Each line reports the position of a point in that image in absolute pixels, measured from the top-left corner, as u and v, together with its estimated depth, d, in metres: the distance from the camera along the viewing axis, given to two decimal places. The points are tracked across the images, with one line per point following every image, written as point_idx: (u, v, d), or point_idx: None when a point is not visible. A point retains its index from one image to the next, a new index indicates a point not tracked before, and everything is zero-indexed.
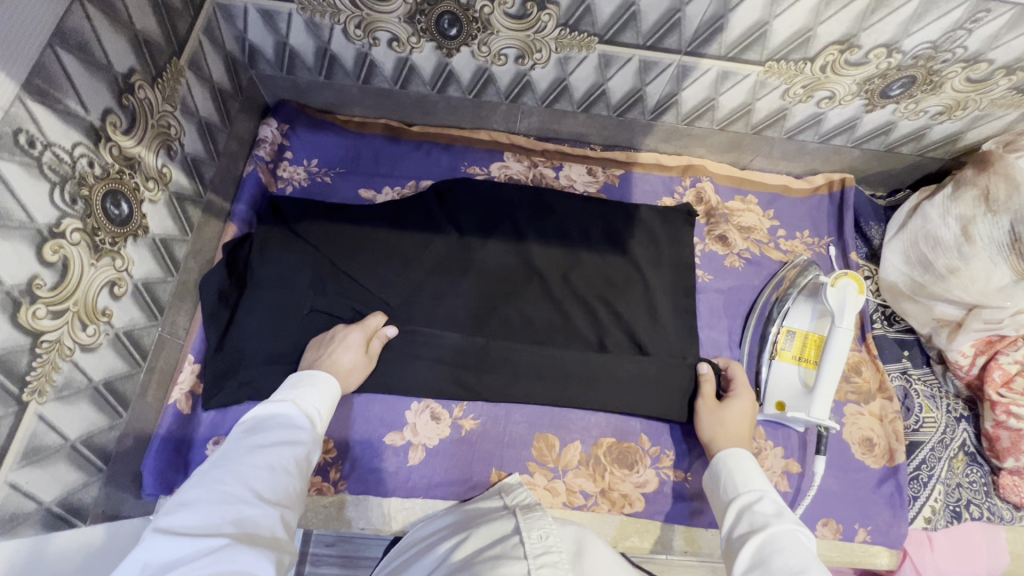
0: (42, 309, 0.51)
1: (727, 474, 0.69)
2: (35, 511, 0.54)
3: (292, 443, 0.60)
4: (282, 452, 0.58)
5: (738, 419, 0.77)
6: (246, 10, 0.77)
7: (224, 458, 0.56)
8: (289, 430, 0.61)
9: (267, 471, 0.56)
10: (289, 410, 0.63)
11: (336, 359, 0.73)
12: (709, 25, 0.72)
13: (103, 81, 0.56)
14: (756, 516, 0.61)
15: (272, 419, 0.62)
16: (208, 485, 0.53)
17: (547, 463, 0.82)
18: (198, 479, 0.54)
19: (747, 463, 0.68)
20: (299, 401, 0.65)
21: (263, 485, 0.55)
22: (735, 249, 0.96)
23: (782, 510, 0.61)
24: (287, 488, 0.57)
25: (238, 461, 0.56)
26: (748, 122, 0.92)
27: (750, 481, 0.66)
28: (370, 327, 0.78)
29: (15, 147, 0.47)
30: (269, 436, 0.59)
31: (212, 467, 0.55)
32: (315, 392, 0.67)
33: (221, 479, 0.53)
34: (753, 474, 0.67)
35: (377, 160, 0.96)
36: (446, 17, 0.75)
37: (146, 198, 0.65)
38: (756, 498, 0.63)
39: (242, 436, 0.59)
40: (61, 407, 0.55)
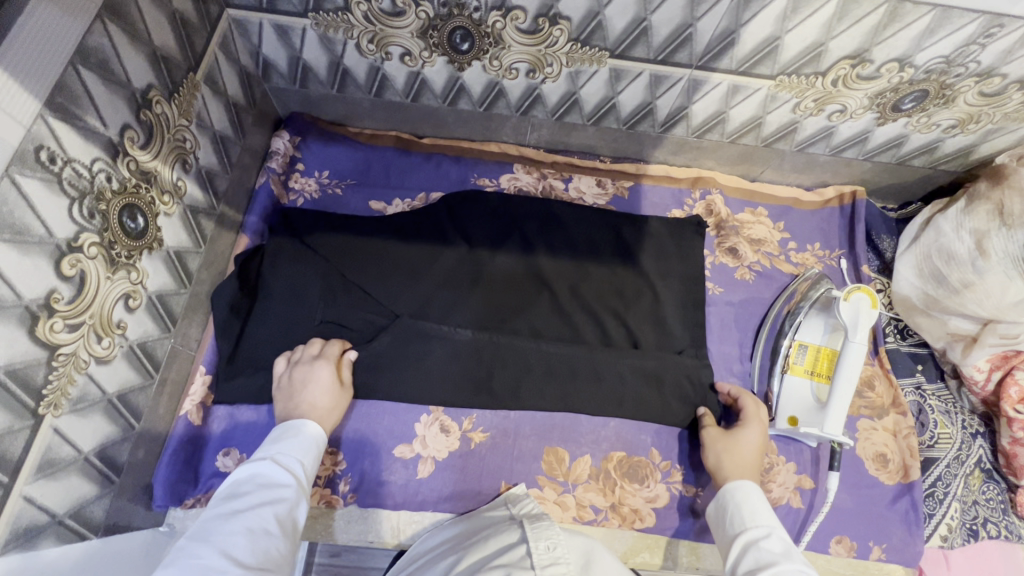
0: (58, 323, 0.51)
1: (733, 505, 0.68)
2: (49, 524, 0.55)
3: (272, 502, 0.59)
4: (262, 514, 0.58)
5: (746, 447, 0.75)
6: (261, 25, 0.78)
7: (203, 529, 0.55)
8: (269, 490, 0.61)
9: (246, 536, 0.55)
10: (269, 466, 0.63)
11: (312, 403, 0.72)
12: (721, 40, 0.73)
13: (122, 97, 0.57)
14: (764, 554, 0.60)
15: (251, 482, 0.62)
16: (185, 560, 0.51)
17: (557, 477, 0.82)
18: (175, 554, 0.52)
19: (757, 497, 0.67)
20: (279, 457, 0.65)
21: (242, 552, 0.53)
22: (746, 261, 0.96)
23: (789, 549, 0.60)
24: (269, 550, 0.55)
25: (217, 531, 0.55)
26: (758, 135, 0.91)
27: (758, 517, 0.65)
28: (332, 358, 0.76)
29: (36, 163, 0.47)
30: (249, 500, 0.59)
31: (190, 540, 0.54)
32: (298, 445, 0.68)
33: (199, 551, 0.52)
34: (763, 509, 0.66)
35: (387, 172, 0.97)
36: (458, 31, 0.75)
37: (161, 212, 0.65)
38: (766, 535, 0.62)
39: (220, 504, 0.58)
40: (76, 420, 0.56)
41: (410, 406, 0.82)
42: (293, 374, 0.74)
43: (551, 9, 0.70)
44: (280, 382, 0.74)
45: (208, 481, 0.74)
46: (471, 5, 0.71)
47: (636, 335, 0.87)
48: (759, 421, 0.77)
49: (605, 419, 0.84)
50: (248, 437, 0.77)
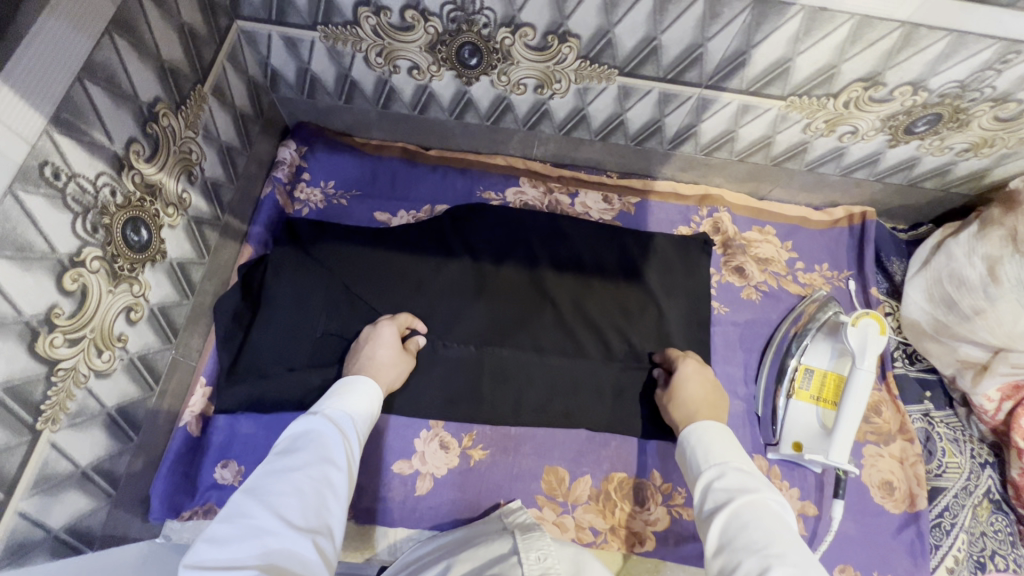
0: (59, 338, 0.51)
1: (689, 450, 0.66)
2: (44, 539, 0.54)
3: (323, 461, 0.56)
4: (312, 473, 0.54)
5: (691, 387, 0.76)
6: (269, 37, 0.77)
7: (258, 484, 0.53)
8: (320, 447, 0.58)
9: (297, 496, 0.52)
10: (321, 424, 0.61)
11: (372, 357, 0.75)
12: (731, 60, 0.72)
13: (129, 110, 0.57)
14: (720, 493, 0.58)
15: (305, 438, 0.59)
16: (238, 519, 0.49)
17: (556, 497, 0.81)
18: (229, 509, 0.50)
19: (708, 434, 0.65)
20: (329, 414, 0.62)
21: (292, 510, 0.50)
22: (752, 281, 0.95)
23: (744, 478, 0.58)
24: (319, 510, 0.52)
25: (271, 487, 0.52)
26: (768, 154, 0.90)
27: (711, 453, 0.63)
28: (401, 324, 0.80)
29: (40, 180, 0.47)
30: (299, 458, 0.56)
31: (247, 495, 0.51)
32: (347, 403, 0.65)
33: (252, 508, 0.49)
34: (717, 442, 0.64)
35: (393, 183, 0.97)
36: (467, 46, 0.75)
37: (165, 224, 0.65)
38: (720, 473, 0.60)
39: (274, 459, 0.56)
40: (74, 434, 0.55)
41: (410, 422, 0.82)
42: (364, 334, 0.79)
43: (560, 27, 0.70)
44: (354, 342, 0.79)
45: (205, 493, 0.74)
46: (480, 21, 0.71)
47: (639, 353, 0.87)
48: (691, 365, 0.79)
49: (606, 439, 0.84)
50: (247, 447, 0.77)
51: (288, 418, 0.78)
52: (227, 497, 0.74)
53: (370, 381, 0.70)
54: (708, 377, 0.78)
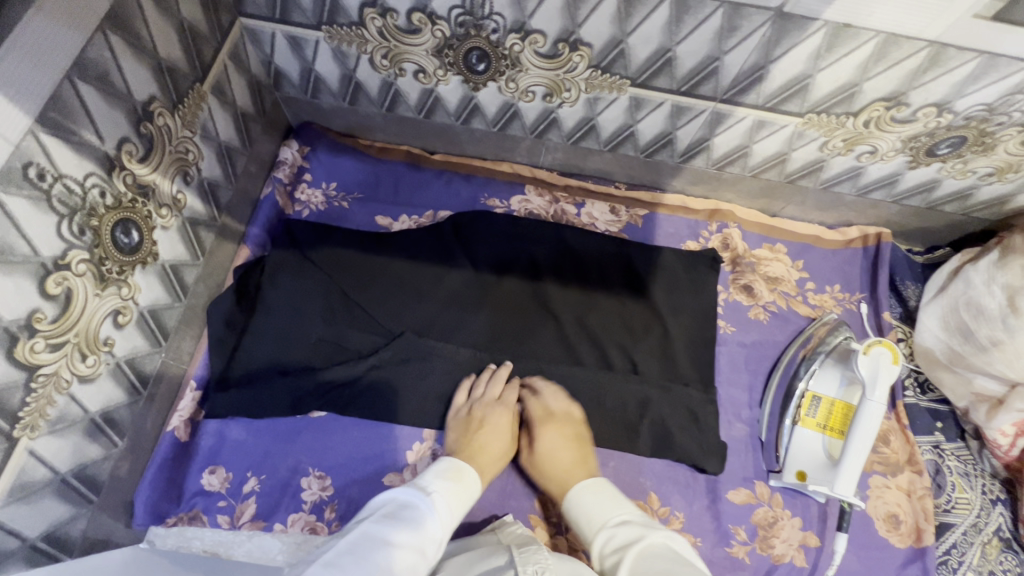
0: (40, 343, 0.50)
1: (575, 520, 0.72)
2: (18, 548, 0.53)
3: (417, 552, 0.59)
4: (403, 556, 0.58)
5: (559, 453, 0.77)
6: (274, 35, 0.76)
7: (358, 549, 0.57)
8: (419, 529, 0.62)
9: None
10: (428, 505, 0.65)
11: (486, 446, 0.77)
12: (748, 75, 0.69)
13: (121, 110, 0.55)
14: (615, 553, 0.65)
15: (409, 514, 0.63)
16: (333, 571, 0.52)
17: (550, 517, 0.79)
18: (330, 560, 0.54)
19: (586, 498, 0.72)
20: (437, 501, 0.66)
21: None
22: (761, 300, 0.92)
23: (629, 533, 0.66)
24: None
25: (369, 556, 0.56)
26: (782, 171, 0.88)
27: (595, 518, 0.70)
28: (511, 408, 0.81)
29: (23, 181, 0.45)
30: (398, 537, 0.59)
31: (346, 553, 0.56)
32: (457, 493, 0.69)
33: (348, 571, 0.53)
34: (597, 505, 0.71)
35: (396, 187, 0.95)
36: (474, 52, 0.73)
37: (158, 225, 0.64)
38: (612, 533, 0.67)
39: (377, 525, 0.60)
40: (54, 441, 0.54)
41: (404, 433, 0.81)
42: (472, 412, 0.80)
43: (571, 35, 0.68)
44: (458, 414, 0.80)
45: (191, 499, 0.73)
46: (489, 26, 0.69)
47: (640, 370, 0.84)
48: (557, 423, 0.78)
49: (604, 458, 0.82)
50: (236, 454, 0.76)
51: (276, 424, 0.78)
52: (213, 504, 0.73)
53: (477, 479, 0.72)
54: (570, 426, 0.79)
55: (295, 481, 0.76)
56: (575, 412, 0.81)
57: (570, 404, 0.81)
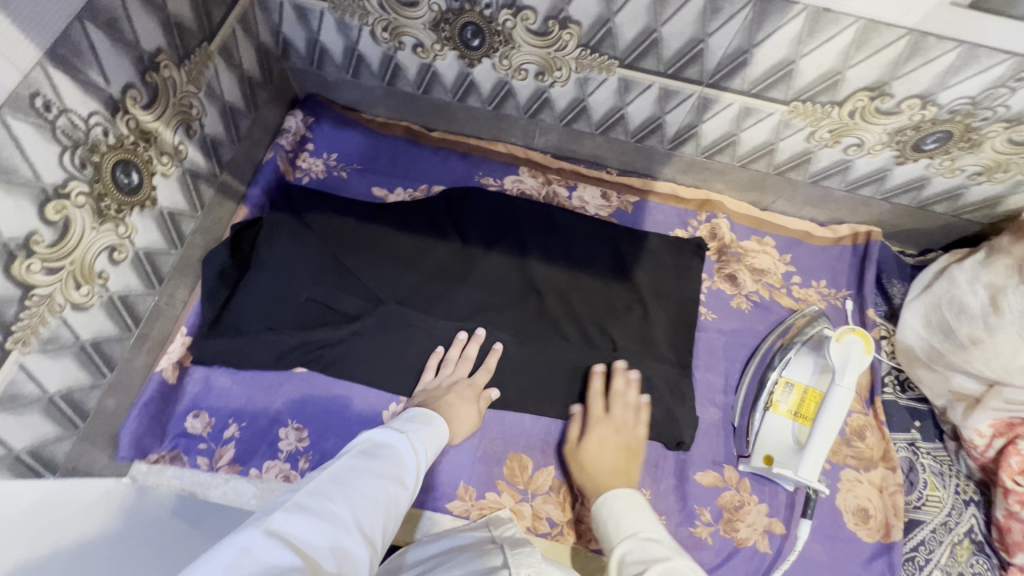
0: (36, 264, 0.53)
1: (607, 521, 0.66)
2: (4, 456, 0.56)
3: (398, 482, 0.58)
4: (389, 485, 0.56)
5: (607, 455, 0.76)
6: (282, 4, 0.80)
7: (342, 475, 0.54)
8: (399, 462, 0.60)
9: (373, 502, 0.53)
10: (405, 443, 0.64)
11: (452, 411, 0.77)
12: (733, 59, 0.71)
13: (128, 57, 0.59)
14: (634, 562, 0.57)
15: (386, 448, 0.62)
16: (320, 498, 0.50)
17: (517, 484, 0.80)
18: (315, 486, 0.51)
19: (620, 504, 0.67)
20: (411, 438, 0.65)
21: (367, 516, 0.52)
22: (744, 290, 0.93)
23: (657, 548, 0.58)
24: (386, 524, 0.54)
25: (354, 482, 0.54)
26: (770, 162, 0.88)
27: (625, 523, 0.64)
28: (478, 386, 0.82)
29: (30, 109, 0.49)
30: (381, 467, 0.58)
31: (330, 481, 0.53)
32: (426, 434, 0.69)
33: (334, 497, 0.51)
34: (630, 515, 0.65)
35: (394, 161, 0.99)
36: (469, 27, 0.76)
37: (158, 171, 0.68)
38: (637, 542, 0.60)
39: (357, 455, 0.58)
40: (45, 360, 0.58)
41: (381, 395, 0.83)
42: (440, 381, 0.81)
43: (560, 12, 0.70)
44: (426, 386, 0.82)
45: (174, 439, 0.77)
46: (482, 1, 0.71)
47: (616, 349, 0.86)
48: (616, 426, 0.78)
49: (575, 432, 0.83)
50: (219, 401, 0.79)
51: (262, 375, 0.81)
52: (194, 446, 0.77)
53: (444, 429, 0.72)
54: (624, 437, 0.78)
55: (273, 431, 0.79)
56: (639, 426, 0.80)
57: (637, 419, 0.80)
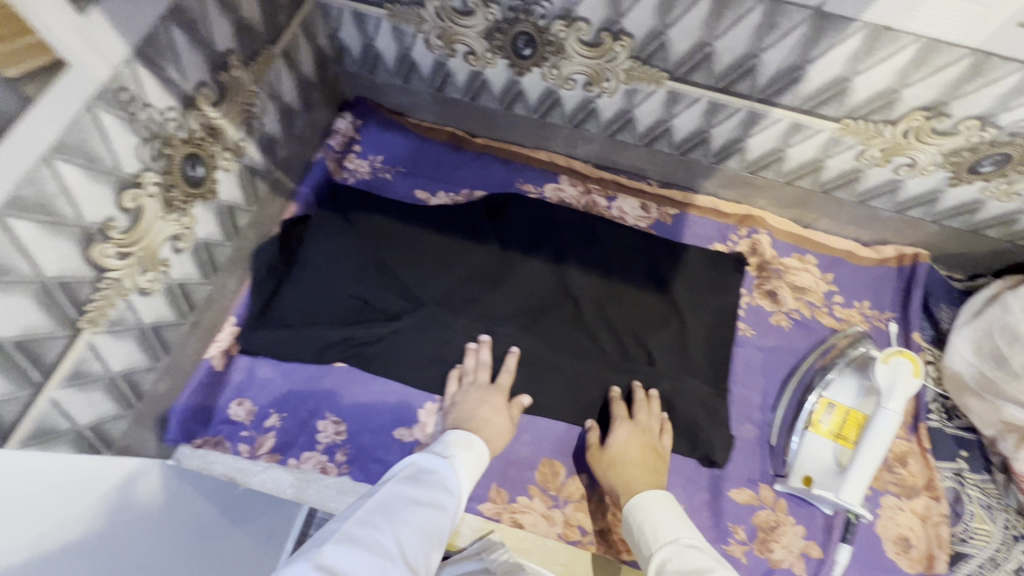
0: (110, 249, 0.56)
1: (639, 526, 0.65)
2: (69, 431, 0.59)
3: (441, 508, 0.59)
4: (431, 515, 0.58)
5: (635, 454, 0.75)
6: (341, 11, 0.83)
7: (388, 503, 0.56)
8: (439, 492, 0.61)
9: (417, 532, 0.55)
10: (448, 468, 0.65)
11: (484, 421, 0.76)
12: (785, 75, 0.71)
13: (204, 56, 0.62)
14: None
15: (431, 473, 0.63)
16: (366, 529, 0.52)
17: (548, 490, 0.80)
18: (362, 515, 0.53)
19: (653, 508, 0.65)
20: (456, 461, 0.66)
21: (411, 547, 0.53)
22: (784, 307, 0.92)
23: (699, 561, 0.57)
24: (430, 553, 0.55)
25: (399, 510, 0.55)
26: (816, 180, 0.88)
27: (661, 531, 0.63)
28: (505, 391, 0.82)
29: (117, 102, 0.52)
30: (425, 494, 0.59)
31: (378, 509, 0.55)
32: (471, 455, 0.69)
33: (380, 528, 0.52)
34: (665, 519, 0.64)
35: (437, 165, 1.01)
36: (522, 37, 0.77)
37: (220, 166, 0.70)
38: (679, 556, 0.59)
39: (403, 481, 0.60)
40: (111, 340, 0.60)
41: (417, 393, 0.84)
42: (468, 395, 0.80)
43: (614, 24, 0.71)
44: (456, 395, 0.81)
45: (218, 426, 0.79)
46: (538, 11, 0.73)
47: (652, 359, 0.87)
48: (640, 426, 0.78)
49: None
50: (261, 390, 0.81)
51: (302, 367, 0.83)
52: (236, 433, 0.79)
53: (486, 450, 0.72)
54: (648, 442, 0.77)
55: (312, 423, 0.81)
56: (663, 434, 0.80)
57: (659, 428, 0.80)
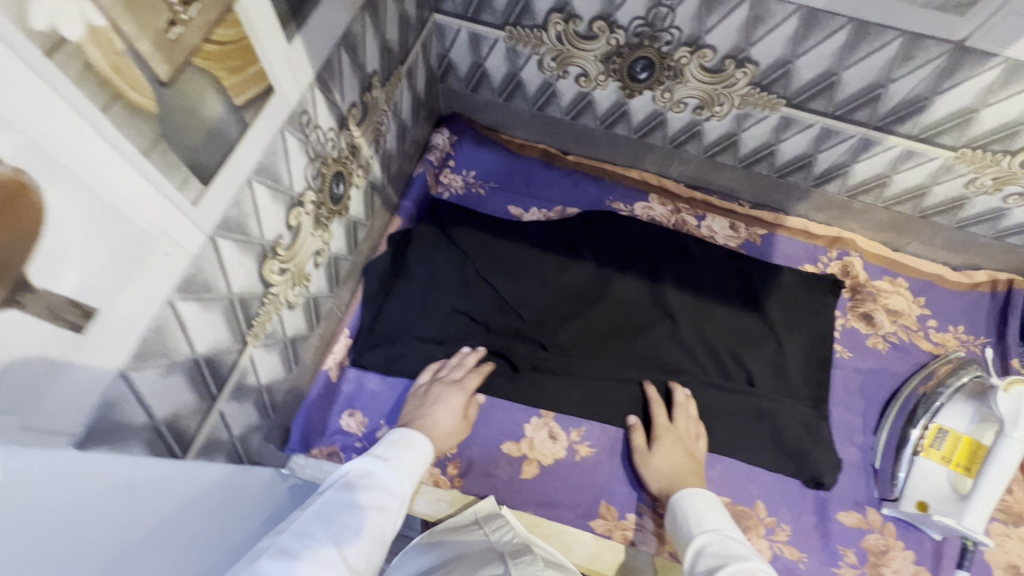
0: (275, 266, 0.58)
1: (683, 517, 0.67)
2: (226, 442, 0.60)
3: (383, 510, 0.57)
4: (371, 518, 0.55)
5: (676, 460, 0.77)
6: (458, 32, 0.84)
7: (325, 512, 0.53)
8: (381, 495, 0.59)
9: (356, 536, 0.52)
10: (386, 470, 0.62)
11: (437, 421, 0.76)
12: (909, 104, 0.72)
13: (358, 78, 0.64)
14: (713, 555, 0.58)
15: (368, 476, 0.60)
16: (304, 540, 0.49)
17: (659, 509, 0.79)
18: (296, 528, 0.50)
19: (703, 501, 0.67)
20: (394, 463, 0.64)
21: (352, 550, 0.51)
22: (880, 330, 0.92)
23: (736, 546, 0.59)
24: (371, 559, 0.53)
25: (337, 518, 0.53)
26: (917, 205, 0.89)
27: (705, 519, 0.65)
28: (471, 390, 0.81)
29: (299, 125, 0.54)
30: (364, 498, 0.57)
31: (314, 519, 0.52)
32: (411, 454, 0.67)
33: (315, 538, 0.49)
34: (711, 512, 0.66)
35: (529, 181, 1.02)
36: (641, 61, 0.79)
37: (354, 182, 0.72)
38: (719, 537, 0.61)
39: (341, 489, 0.57)
40: (264, 353, 0.62)
41: (522, 408, 0.85)
42: (433, 391, 0.79)
43: (742, 52, 0.73)
44: (418, 393, 0.80)
45: (332, 436, 0.80)
46: (664, 38, 0.74)
47: (752, 379, 0.88)
48: (678, 432, 0.80)
49: (711, 460, 0.84)
50: (372, 402, 0.83)
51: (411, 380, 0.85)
52: (350, 444, 0.80)
53: (430, 442, 0.71)
54: (689, 448, 0.80)
55: None
56: (699, 441, 0.82)
57: (696, 434, 0.82)
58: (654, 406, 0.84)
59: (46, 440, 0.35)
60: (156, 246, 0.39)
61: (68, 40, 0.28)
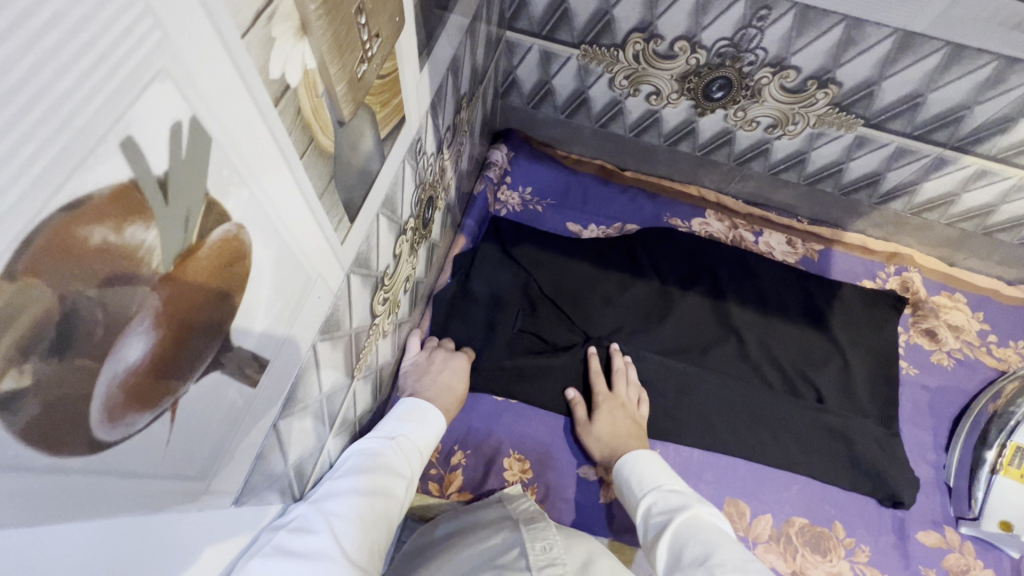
0: (380, 298, 0.56)
1: (624, 482, 0.70)
2: None
3: (386, 496, 0.54)
4: (376, 504, 0.52)
5: (614, 429, 0.78)
6: (529, 49, 0.84)
7: (324, 498, 0.50)
8: (387, 476, 0.56)
9: (357, 525, 0.49)
10: (393, 451, 0.58)
11: (448, 384, 0.77)
12: (993, 125, 0.72)
13: (455, 101, 0.63)
14: (660, 516, 0.62)
15: (372, 459, 0.57)
16: (302, 532, 0.46)
17: (737, 531, 0.79)
18: (294, 519, 0.47)
19: (638, 461, 0.70)
20: (402, 442, 0.60)
21: (352, 540, 0.48)
22: (945, 346, 0.93)
23: (675, 497, 0.64)
24: (373, 542, 0.50)
25: (336, 506, 0.50)
26: (981, 222, 0.90)
27: (645, 481, 0.68)
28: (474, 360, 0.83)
29: (415, 152, 0.52)
30: (368, 483, 0.53)
31: (313, 507, 0.49)
32: (419, 430, 0.63)
33: (313, 530, 0.46)
34: (648, 469, 0.69)
35: (585, 197, 1.01)
36: (719, 81, 0.78)
37: (438, 204, 0.70)
38: (660, 496, 0.65)
39: (342, 474, 0.54)
40: (361, 386, 0.60)
41: None
42: (435, 356, 0.80)
43: (826, 73, 0.72)
44: (418, 359, 0.80)
45: None
46: (747, 58, 0.74)
47: (823, 398, 0.87)
48: (618, 400, 0.80)
49: (788, 481, 0.82)
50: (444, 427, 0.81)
51: (481, 403, 0.83)
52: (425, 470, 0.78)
53: (444, 419, 0.68)
54: (631, 406, 0.81)
55: (498, 460, 0.80)
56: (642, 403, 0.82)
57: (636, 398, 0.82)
58: (596, 376, 0.83)
59: (213, 502, 0.33)
60: (314, 288, 0.37)
61: (290, 86, 0.26)
